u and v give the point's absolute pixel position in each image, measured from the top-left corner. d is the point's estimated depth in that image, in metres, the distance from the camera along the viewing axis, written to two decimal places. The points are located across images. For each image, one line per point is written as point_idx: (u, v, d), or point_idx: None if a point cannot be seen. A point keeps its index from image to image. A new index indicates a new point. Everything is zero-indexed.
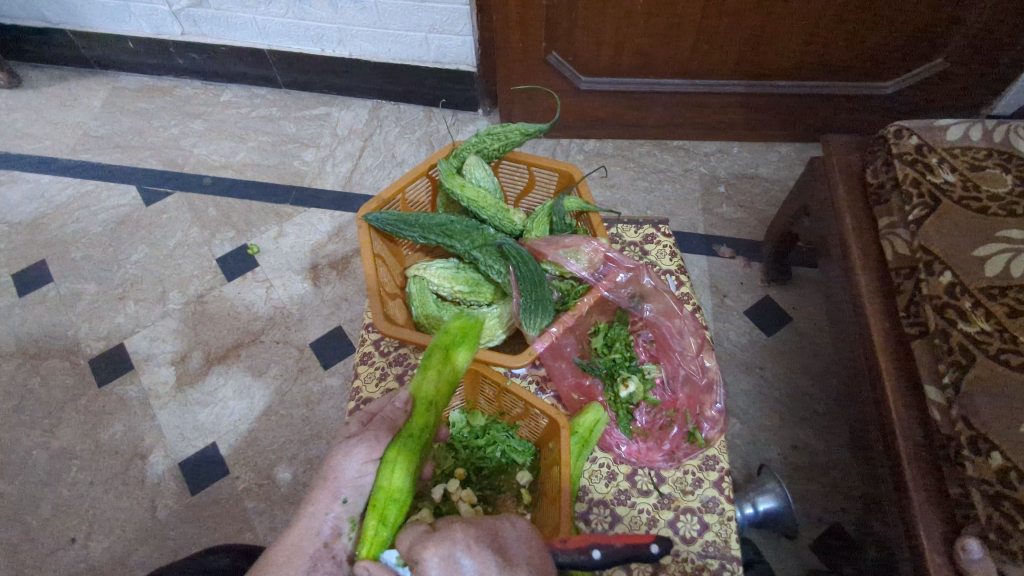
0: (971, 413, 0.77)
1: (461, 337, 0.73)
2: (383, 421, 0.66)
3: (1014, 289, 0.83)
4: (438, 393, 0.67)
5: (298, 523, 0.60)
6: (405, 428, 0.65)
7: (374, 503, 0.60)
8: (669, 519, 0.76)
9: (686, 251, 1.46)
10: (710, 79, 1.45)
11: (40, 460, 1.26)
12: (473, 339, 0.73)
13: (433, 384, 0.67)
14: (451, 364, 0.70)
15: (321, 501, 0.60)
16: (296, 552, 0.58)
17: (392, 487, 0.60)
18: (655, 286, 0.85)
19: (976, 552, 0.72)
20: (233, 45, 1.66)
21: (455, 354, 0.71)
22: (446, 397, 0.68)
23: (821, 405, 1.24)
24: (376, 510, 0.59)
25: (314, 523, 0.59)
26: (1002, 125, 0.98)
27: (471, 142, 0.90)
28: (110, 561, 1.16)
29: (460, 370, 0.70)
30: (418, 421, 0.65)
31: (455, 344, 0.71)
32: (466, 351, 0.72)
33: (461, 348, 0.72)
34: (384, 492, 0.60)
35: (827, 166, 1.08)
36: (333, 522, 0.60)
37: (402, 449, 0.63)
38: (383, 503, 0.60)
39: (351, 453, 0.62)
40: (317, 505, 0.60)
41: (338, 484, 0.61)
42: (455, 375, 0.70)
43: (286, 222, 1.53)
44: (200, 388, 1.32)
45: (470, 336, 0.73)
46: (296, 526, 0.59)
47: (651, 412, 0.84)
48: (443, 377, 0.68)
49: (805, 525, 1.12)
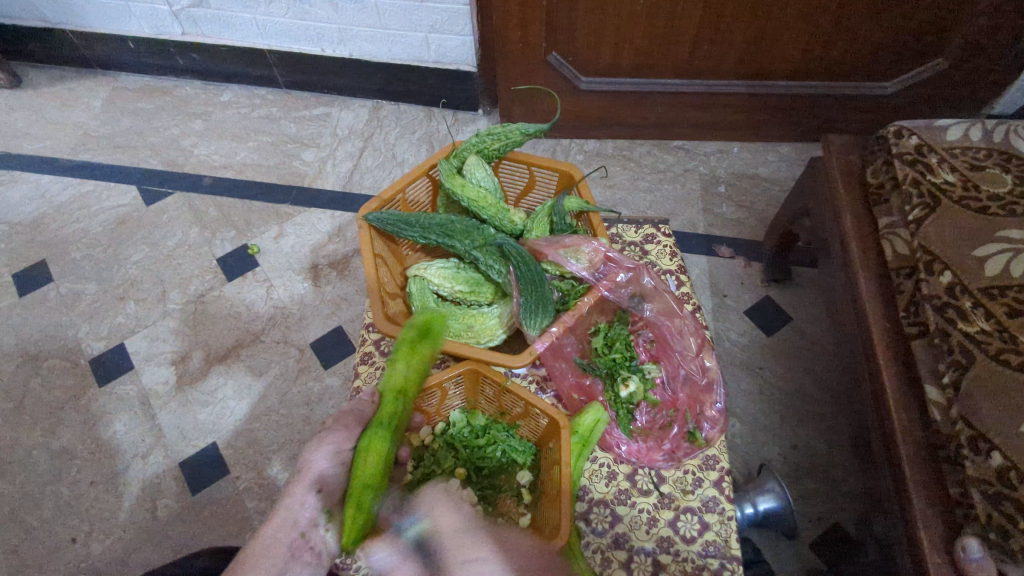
0: (971, 412, 0.77)
1: (428, 325, 0.76)
2: (354, 411, 0.71)
3: (1014, 288, 0.83)
4: (409, 380, 0.71)
5: (275, 517, 0.64)
6: (376, 416, 0.69)
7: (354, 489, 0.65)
8: (669, 519, 0.76)
9: (686, 251, 1.46)
10: (711, 80, 1.45)
11: (40, 460, 1.26)
12: (439, 328, 0.77)
13: (403, 371, 0.71)
14: (419, 352, 0.74)
15: (295, 494, 0.65)
16: (274, 541, 0.62)
17: (369, 470, 0.65)
18: (655, 286, 0.85)
19: (976, 552, 0.72)
20: (233, 46, 1.66)
21: (424, 341, 0.75)
22: (418, 383, 0.72)
23: (821, 405, 1.24)
24: (358, 495, 0.64)
25: (290, 516, 0.64)
26: (1002, 124, 0.99)
27: (471, 142, 0.90)
28: (110, 561, 1.16)
29: (430, 357, 0.74)
30: (389, 408, 0.69)
31: (420, 333, 0.75)
32: (432, 339, 0.76)
33: (427, 337, 0.75)
34: (362, 476, 0.65)
35: (827, 166, 1.08)
36: (309, 513, 0.65)
37: (373, 436, 0.67)
38: (361, 487, 0.65)
39: (321, 445, 0.68)
40: (292, 497, 0.65)
41: (311, 477, 0.66)
42: (424, 362, 0.74)
43: (286, 222, 1.53)
44: (200, 388, 1.32)
45: (435, 325, 0.77)
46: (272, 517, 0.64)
47: (651, 411, 0.84)
48: (415, 365, 0.72)
49: (805, 524, 1.12)
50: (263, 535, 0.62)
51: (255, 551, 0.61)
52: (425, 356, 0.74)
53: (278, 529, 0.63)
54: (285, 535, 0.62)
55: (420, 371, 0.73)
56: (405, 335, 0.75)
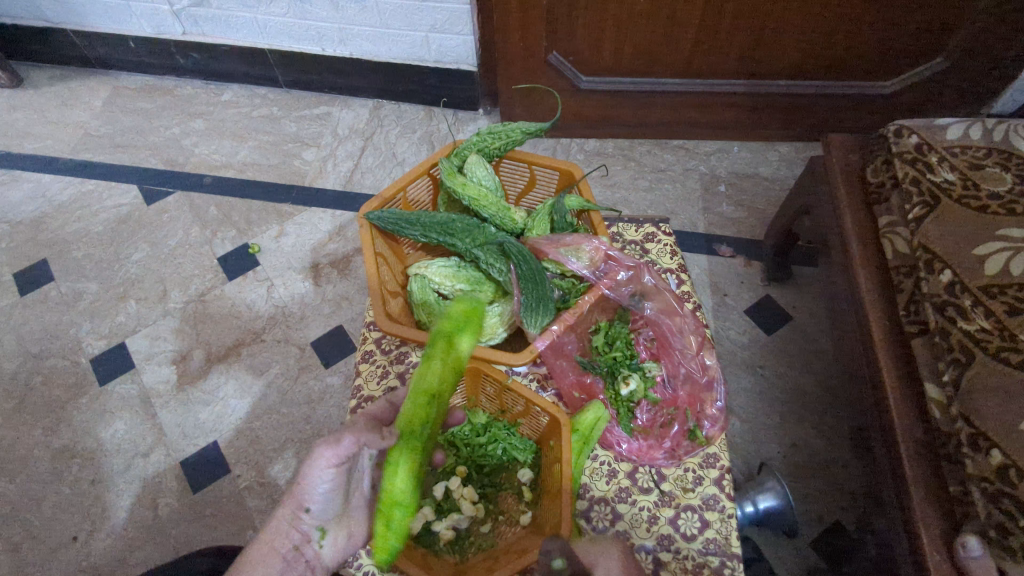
0: (970, 410, 0.77)
1: (462, 320, 0.73)
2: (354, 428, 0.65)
3: (1014, 287, 0.83)
4: (445, 381, 0.68)
5: (269, 529, 0.66)
6: (406, 420, 0.67)
7: (385, 508, 0.64)
8: (670, 517, 0.76)
9: (687, 250, 1.46)
10: (710, 79, 1.45)
11: (41, 458, 1.26)
12: (475, 320, 0.74)
13: (439, 371, 0.68)
14: (455, 348, 0.70)
15: (289, 508, 0.66)
16: (269, 554, 0.65)
17: (400, 486, 0.65)
18: (655, 284, 0.86)
19: (976, 549, 0.71)
20: (234, 46, 1.66)
21: (460, 336, 0.71)
22: (453, 383, 0.69)
23: (822, 403, 1.25)
24: (389, 514, 0.64)
25: (285, 526, 0.66)
26: (1002, 123, 0.99)
27: (472, 141, 0.90)
28: (111, 559, 1.16)
29: (466, 354, 0.71)
30: (419, 414, 0.67)
31: (455, 327, 0.72)
32: (468, 332, 0.72)
33: (463, 330, 0.72)
34: (393, 496, 0.65)
35: (827, 165, 1.08)
36: (303, 530, 0.67)
37: (404, 450, 0.66)
38: (393, 505, 0.64)
39: (315, 465, 0.64)
40: (287, 511, 0.66)
41: (303, 495, 0.66)
42: (459, 360, 0.70)
43: (287, 221, 1.53)
44: (201, 386, 1.32)
45: (471, 317, 0.74)
46: (269, 526, 0.66)
47: (652, 409, 0.84)
48: (453, 364, 0.69)
49: (805, 523, 1.13)
50: (260, 547, 0.65)
51: (253, 564, 0.64)
52: (460, 354, 0.70)
53: (275, 543, 0.65)
54: (282, 549, 0.66)
55: (458, 369, 0.70)
56: (440, 329, 0.71)
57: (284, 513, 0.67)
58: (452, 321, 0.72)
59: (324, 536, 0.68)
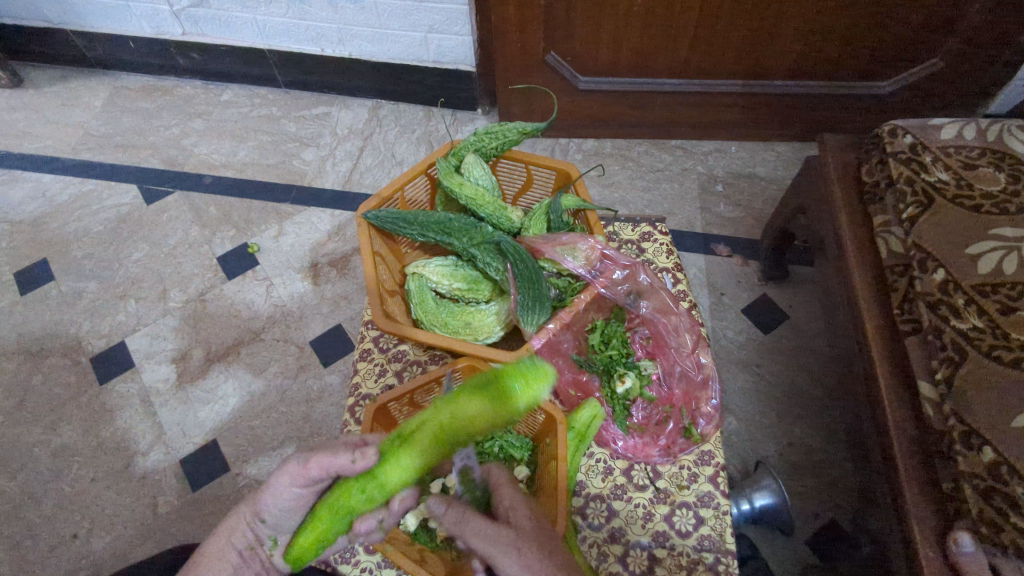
0: (963, 408, 0.78)
1: (489, 382, 0.62)
2: (323, 459, 0.61)
3: (1006, 286, 0.84)
4: (426, 433, 0.61)
5: (229, 521, 0.67)
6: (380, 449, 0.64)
7: (313, 515, 0.63)
8: (665, 514, 0.77)
9: (684, 249, 1.47)
10: (709, 79, 1.46)
11: (42, 456, 1.27)
12: (505, 392, 0.61)
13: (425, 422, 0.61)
14: (456, 406, 0.61)
15: (250, 501, 0.66)
16: (225, 550, 0.65)
17: (333, 506, 0.62)
18: (651, 283, 0.86)
19: (967, 546, 0.73)
20: (233, 45, 1.67)
21: (469, 397, 0.61)
22: (431, 441, 0.61)
23: (817, 402, 1.25)
24: (311, 524, 0.63)
25: (240, 518, 0.66)
26: (996, 123, 0.99)
27: (470, 140, 0.91)
28: (111, 557, 1.17)
29: (466, 419, 0.60)
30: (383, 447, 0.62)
31: (475, 387, 0.62)
32: (485, 398, 0.61)
33: (482, 394, 0.61)
34: (321, 508, 0.63)
35: (824, 164, 1.09)
36: (256, 533, 0.66)
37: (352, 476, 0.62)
38: (319, 521, 0.62)
39: (285, 466, 0.63)
40: (247, 507, 0.66)
41: (262, 493, 0.64)
42: (455, 421, 0.60)
43: (286, 221, 1.54)
44: (200, 385, 1.33)
45: (503, 385, 0.62)
46: (228, 518, 0.67)
47: (647, 407, 0.85)
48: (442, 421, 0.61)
49: (801, 521, 1.13)
50: (216, 542, 0.66)
51: (210, 560, 0.65)
52: (458, 417, 0.60)
53: (231, 538, 0.66)
54: (237, 545, 0.66)
55: (447, 434, 0.61)
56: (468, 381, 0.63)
57: (244, 511, 0.66)
58: (482, 380, 0.63)
59: (276, 545, 0.66)
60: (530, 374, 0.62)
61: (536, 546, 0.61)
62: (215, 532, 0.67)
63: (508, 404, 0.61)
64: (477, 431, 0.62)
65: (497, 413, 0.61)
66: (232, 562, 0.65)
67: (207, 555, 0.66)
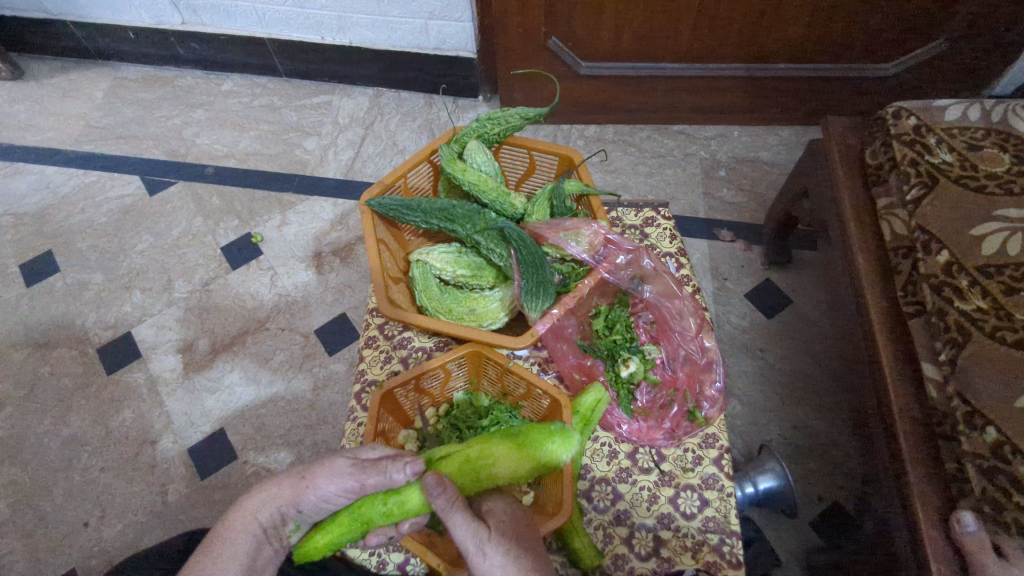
0: (965, 389, 0.79)
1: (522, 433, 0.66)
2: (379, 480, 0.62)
3: (1011, 267, 0.83)
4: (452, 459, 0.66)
5: (258, 495, 0.65)
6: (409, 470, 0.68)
7: (335, 517, 0.65)
8: (670, 496, 0.77)
9: (687, 235, 1.47)
10: (711, 63, 1.45)
11: (52, 445, 1.29)
12: (531, 442, 0.65)
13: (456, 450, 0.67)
14: (487, 446, 0.66)
15: (287, 481, 0.65)
16: (248, 523, 0.64)
17: (355, 509, 0.64)
18: (655, 268, 0.86)
19: (971, 524, 0.73)
20: (233, 34, 1.66)
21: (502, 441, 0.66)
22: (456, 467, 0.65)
23: (820, 386, 1.26)
24: (332, 525, 0.65)
25: (273, 497, 0.65)
26: (1001, 104, 0.98)
27: (472, 127, 0.91)
28: (123, 544, 1.19)
29: (492, 458, 0.65)
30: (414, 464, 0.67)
31: (506, 434, 0.67)
32: (511, 445, 0.65)
33: (509, 438, 0.66)
34: (346, 510, 0.65)
35: (827, 147, 1.08)
36: (281, 512, 0.65)
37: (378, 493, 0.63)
38: (338, 525, 0.64)
39: (340, 466, 0.63)
40: (283, 490, 0.65)
41: (306, 482, 0.64)
42: (483, 457, 0.65)
43: (288, 210, 1.54)
44: (207, 374, 1.34)
45: (529, 437, 0.66)
46: (258, 491, 0.65)
47: (652, 391, 0.85)
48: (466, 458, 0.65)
49: (804, 503, 1.14)
50: (240, 515, 0.64)
51: (231, 530, 0.64)
52: (487, 456, 0.65)
53: (258, 513, 0.64)
54: (262, 520, 0.65)
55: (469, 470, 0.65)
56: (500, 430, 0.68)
57: (281, 491, 0.65)
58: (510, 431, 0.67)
59: (297, 529, 0.67)
60: (559, 434, 0.66)
61: (508, 545, 0.60)
62: (240, 502, 0.65)
63: (531, 458, 0.65)
64: (498, 476, 0.66)
65: (522, 463, 0.65)
66: (255, 535, 0.64)
67: (225, 529, 0.64)
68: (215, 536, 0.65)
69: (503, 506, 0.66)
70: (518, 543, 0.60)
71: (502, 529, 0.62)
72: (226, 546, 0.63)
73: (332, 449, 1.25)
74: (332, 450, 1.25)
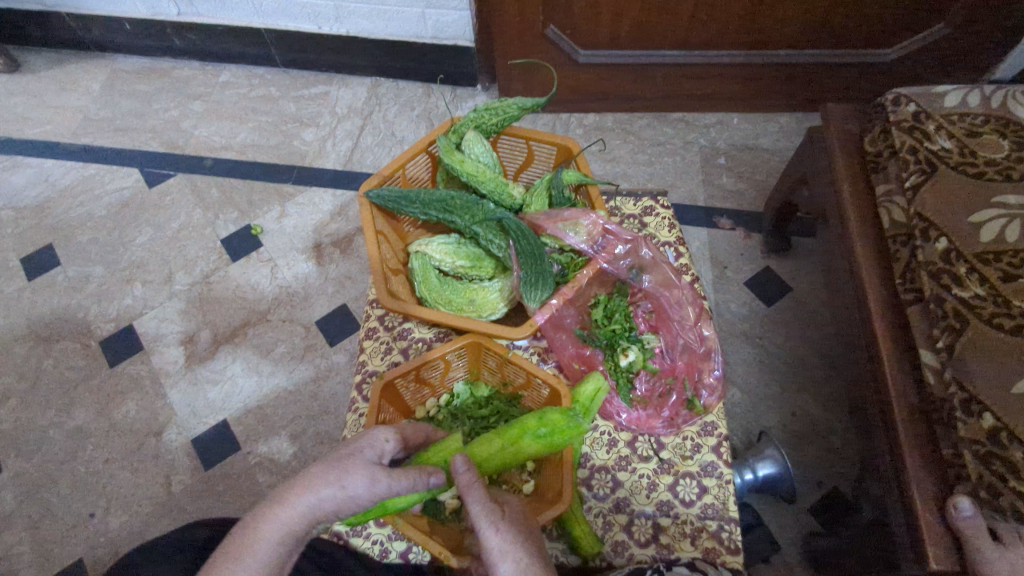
0: (962, 374, 0.79)
1: (547, 428, 0.67)
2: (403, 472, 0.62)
3: (1009, 254, 0.84)
4: (486, 456, 0.69)
5: (291, 498, 0.57)
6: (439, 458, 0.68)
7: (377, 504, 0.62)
8: (669, 483, 0.78)
9: (686, 223, 1.47)
10: (710, 50, 1.44)
11: (57, 438, 1.30)
12: (555, 441, 0.67)
13: (486, 442, 0.70)
14: (518, 447, 0.68)
15: (323, 486, 0.58)
16: (283, 531, 0.57)
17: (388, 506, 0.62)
18: (653, 258, 0.87)
19: (967, 510, 0.73)
20: (230, 25, 1.65)
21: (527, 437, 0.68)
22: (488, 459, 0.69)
23: (821, 373, 1.26)
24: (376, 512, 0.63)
25: (309, 507, 0.57)
26: (1000, 90, 0.98)
27: (470, 117, 0.91)
28: (130, 534, 1.20)
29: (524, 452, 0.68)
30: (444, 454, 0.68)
31: (532, 431, 0.68)
32: (537, 442, 0.68)
33: (536, 438, 0.67)
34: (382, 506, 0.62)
35: (826, 134, 1.08)
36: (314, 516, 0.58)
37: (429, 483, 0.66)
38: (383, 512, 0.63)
39: (376, 468, 0.60)
40: (323, 493, 0.58)
41: (346, 491, 0.58)
42: (515, 452, 0.68)
43: (288, 202, 1.54)
44: (209, 366, 1.35)
45: (552, 435, 0.67)
46: (291, 500, 0.57)
47: (651, 379, 0.86)
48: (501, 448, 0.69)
49: (804, 489, 1.15)
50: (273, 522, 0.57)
51: (264, 540, 0.56)
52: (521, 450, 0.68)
53: (294, 521, 0.57)
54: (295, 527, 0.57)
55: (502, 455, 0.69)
56: (524, 421, 0.69)
57: (320, 495, 0.58)
58: (533, 428, 0.68)
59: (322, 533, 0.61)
60: (574, 432, 0.67)
61: (516, 527, 0.61)
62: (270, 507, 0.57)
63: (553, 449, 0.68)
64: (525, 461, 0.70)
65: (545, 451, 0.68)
66: (287, 545, 0.57)
67: (254, 539, 0.56)
68: (232, 545, 0.56)
69: (517, 501, 0.66)
70: (526, 533, 0.61)
71: (514, 513, 0.63)
72: (255, 554, 0.55)
73: (335, 439, 1.26)
74: (335, 440, 1.26)
